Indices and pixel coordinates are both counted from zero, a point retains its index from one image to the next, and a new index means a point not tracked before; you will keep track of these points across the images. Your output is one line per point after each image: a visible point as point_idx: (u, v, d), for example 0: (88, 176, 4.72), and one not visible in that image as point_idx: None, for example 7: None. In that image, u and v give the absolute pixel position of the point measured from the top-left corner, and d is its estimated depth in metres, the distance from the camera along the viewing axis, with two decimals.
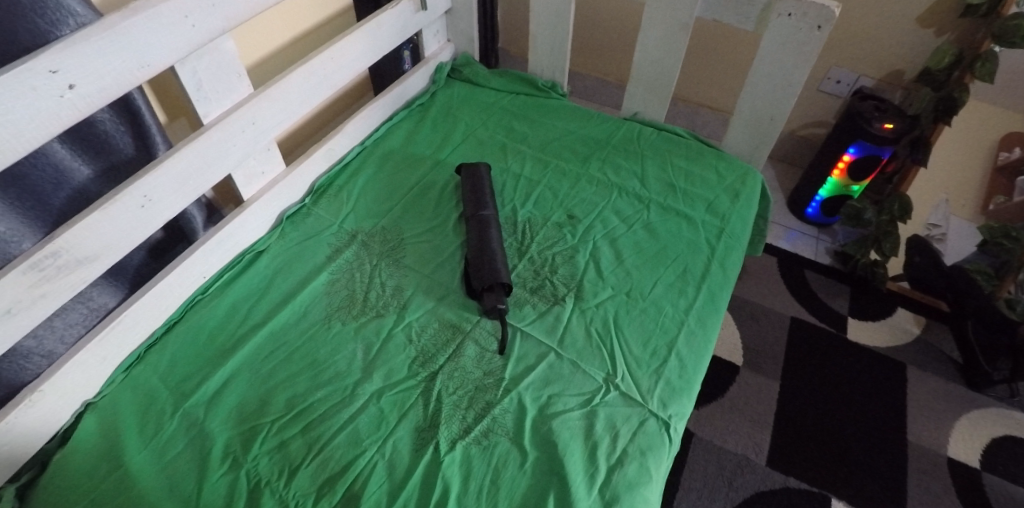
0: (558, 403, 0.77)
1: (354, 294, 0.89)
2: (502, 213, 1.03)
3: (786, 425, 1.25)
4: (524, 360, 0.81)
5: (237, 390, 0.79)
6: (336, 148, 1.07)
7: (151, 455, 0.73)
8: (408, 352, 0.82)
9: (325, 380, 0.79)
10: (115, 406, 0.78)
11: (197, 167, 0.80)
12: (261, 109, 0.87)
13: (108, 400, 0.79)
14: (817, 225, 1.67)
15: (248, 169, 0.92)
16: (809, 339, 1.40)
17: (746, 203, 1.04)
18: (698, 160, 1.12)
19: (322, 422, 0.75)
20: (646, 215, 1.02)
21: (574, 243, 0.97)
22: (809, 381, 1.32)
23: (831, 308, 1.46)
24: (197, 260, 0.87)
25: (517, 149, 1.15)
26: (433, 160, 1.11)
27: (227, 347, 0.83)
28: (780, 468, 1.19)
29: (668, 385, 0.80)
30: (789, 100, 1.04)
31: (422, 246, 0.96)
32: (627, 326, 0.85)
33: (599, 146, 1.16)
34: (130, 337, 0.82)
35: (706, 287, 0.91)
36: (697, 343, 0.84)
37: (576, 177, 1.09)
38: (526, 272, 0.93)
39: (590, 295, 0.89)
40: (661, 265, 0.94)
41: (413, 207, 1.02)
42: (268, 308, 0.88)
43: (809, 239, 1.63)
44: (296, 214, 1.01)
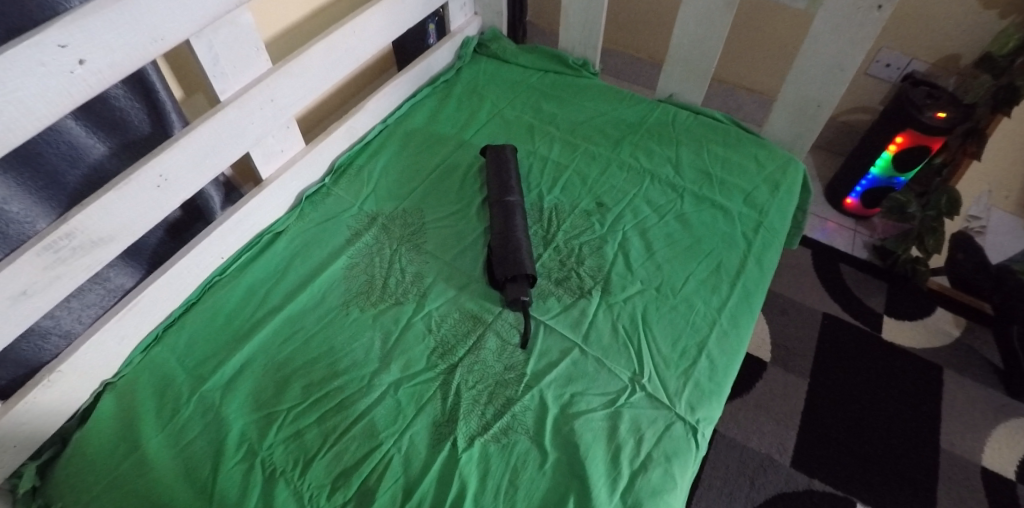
0: (580, 402, 0.74)
1: (373, 280, 0.86)
2: (528, 198, 0.98)
3: (813, 426, 1.21)
4: (547, 355, 0.78)
5: (253, 376, 0.77)
6: (357, 126, 1.03)
7: (167, 438, 0.73)
8: (427, 342, 0.79)
9: (341, 369, 0.77)
10: (134, 387, 0.78)
11: (213, 144, 0.77)
12: (279, 85, 0.83)
13: (127, 381, 0.79)
14: (856, 217, 1.59)
15: (266, 147, 0.88)
16: (841, 336, 1.34)
17: (786, 195, 0.99)
18: (736, 148, 1.05)
19: (338, 412, 0.74)
20: (679, 204, 0.97)
21: (603, 233, 0.93)
22: (839, 381, 1.27)
23: (865, 305, 1.40)
24: (215, 240, 0.86)
25: (545, 130, 1.10)
26: (457, 140, 1.07)
27: (245, 330, 0.82)
28: (804, 470, 1.16)
29: (697, 388, 0.76)
30: (840, 86, 0.97)
31: (444, 231, 0.93)
32: (656, 324, 0.81)
33: (631, 130, 1.10)
34: (148, 317, 0.81)
35: (740, 283, 0.86)
36: (729, 343, 0.80)
37: (607, 162, 1.04)
38: (551, 262, 0.89)
39: (618, 289, 0.85)
40: (694, 259, 0.89)
41: (435, 189, 0.99)
42: (286, 291, 0.86)
43: (846, 232, 1.56)
44: (315, 194, 0.98)
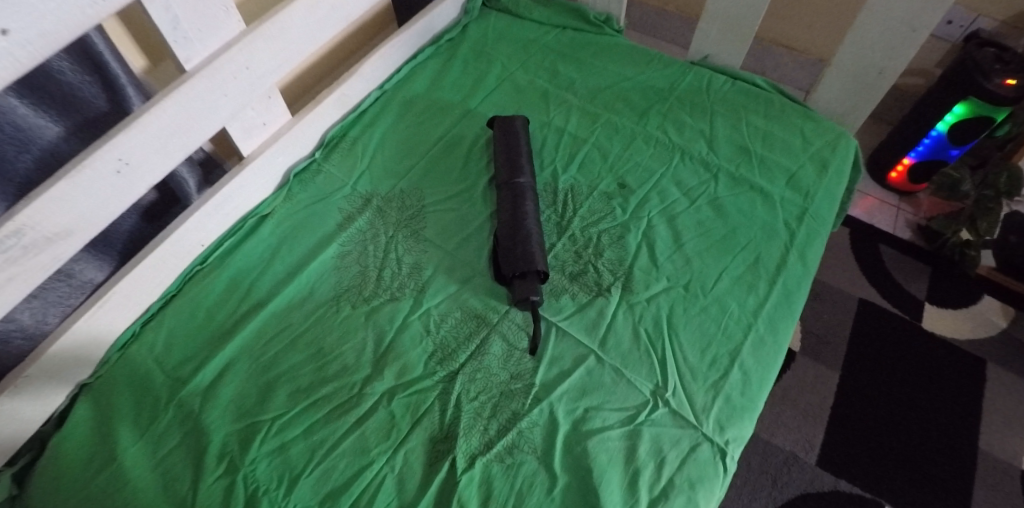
0: (595, 418, 0.66)
1: (367, 272, 0.78)
2: (540, 177, 0.88)
3: (842, 423, 1.13)
4: (558, 363, 0.70)
5: (236, 380, 0.70)
6: (349, 94, 0.92)
7: (145, 448, 0.67)
8: (425, 346, 0.71)
9: (331, 374, 0.70)
10: (110, 389, 0.71)
11: (181, 121, 0.68)
12: (256, 49, 0.72)
13: (103, 382, 0.72)
14: (900, 192, 1.45)
15: (245, 120, 0.78)
16: (878, 325, 1.24)
17: (835, 177, 0.87)
18: (779, 121, 0.93)
19: (328, 423, 0.67)
20: (713, 187, 0.86)
21: (625, 220, 0.82)
22: (873, 374, 1.18)
23: (906, 291, 1.29)
24: (192, 226, 0.77)
25: (561, 97, 0.98)
26: (461, 109, 0.96)
27: (227, 328, 0.75)
28: (831, 469, 1.08)
29: (727, 404, 0.67)
30: (909, 49, 0.84)
31: (445, 216, 0.83)
32: (683, 329, 0.72)
33: (659, 98, 0.97)
34: (122, 314, 0.74)
35: (780, 282, 0.76)
36: (765, 352, 0.71)
37: (631, 135, 0.92)
38: (566, 253, 0.79)
39: (641, 287, 0.75)
40: (728, 252, 0.78)
41: (437, 166, 0.89)
42: (271, 283, 0.78)
43: (888, 210, 1.43)
44: (304, 171, 0.88)
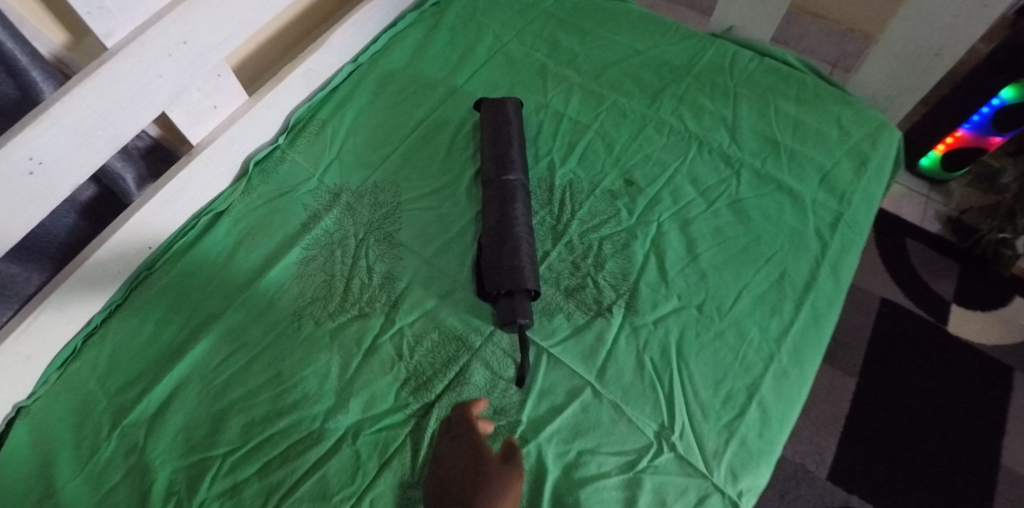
0: (590, 463, 0.57)
1: (333, 281, 0.68)
2: (535, 171, 0.77)
3: (857, 433, 1.04)
4: (549, 396, 0.61)
5: (185, 408, 0.62)
6: (318, 69, 0.81)
7: (84, 485, 0.59)
8: (397, 373, 0.62)
9: (289, 404, 0.61)
10: (50, 413, 0.63)
11: (106, 109, 0.57)
12: (194, 20, 0.61)
13: (42, 404, 0.64)
14: (930, 180, 1.30)
15: (190, 103, 0.67)
16: (900, 327, 1.14)
17: (876, 176, 0.75)
18: (813, 108, 0.81)
19: (285, 462, 0.58)
20: (734, 185, 0.74)
21: (631, 225, 0.72)
22: (892, 381, 1.09)
23: (932, 290, 1.19)
24: (133, 227, 0.67)
25: (561, 74, 0.86)
26: (446, 88, 0.84)
27: (176, 346, 0.65)
28: (842, 484, 1.00)
29: (742, 448, 0.58)
30: (977, 28, 0.75)
31: (423, 216, 0.72)
32: (695, 358, 0.62)
33: (675, 77, 0.85)
34: (58, 328, 0.65)
35: (809, 302, 0.66)
36: (788, 386, 0.61)
37: (641, 121, 0.81)
38: (561, 264, 0.69)
39: (648, 306, 0.66)
40: (749, 266, 0.68)
41: (416, 155, 0.78)
42: (226, 293, 0.68)
43: (915, 200, 1.29)
44: (266, 159, 0.77)
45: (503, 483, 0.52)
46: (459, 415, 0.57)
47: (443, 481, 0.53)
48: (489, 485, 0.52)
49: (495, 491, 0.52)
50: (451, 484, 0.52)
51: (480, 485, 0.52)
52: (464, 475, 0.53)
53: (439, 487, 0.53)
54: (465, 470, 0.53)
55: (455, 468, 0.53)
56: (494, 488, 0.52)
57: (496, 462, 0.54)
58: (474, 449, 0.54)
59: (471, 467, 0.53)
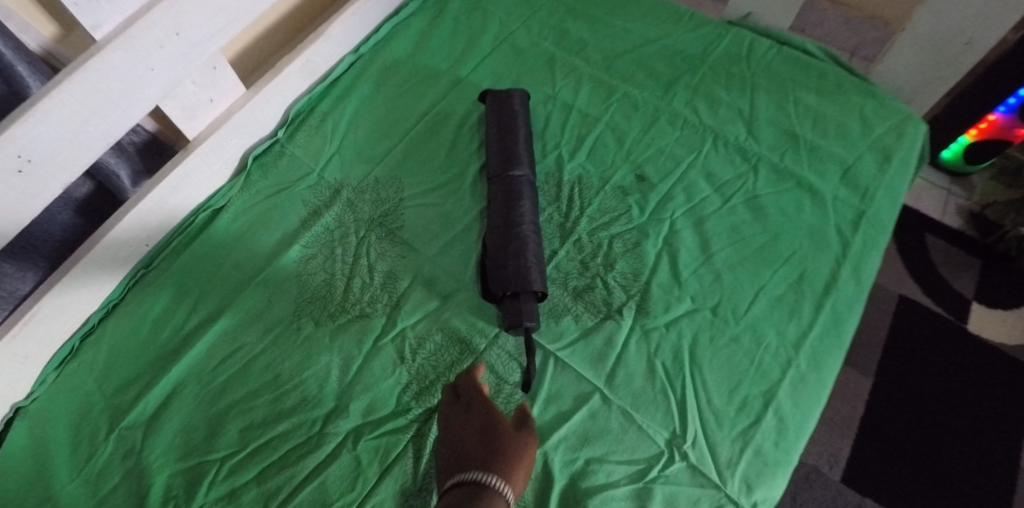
0: (598, 472, 0.55)
1: (333, 280, 0.66)
2: (542, 165, 0.74)
3: (871, 436, 0.99)
4: (556, 402, 0.59)
5: (183, 411, 0.60)
6: (317, 60, 0.78)
7: (82, 488, 0.57)
8: (398, 376, 0.60)
9: (288, 408, 0.59)
10: (48, 414, 0.61)
11: (95, 104, 0.55)
12: (185, 10, 0.58)
13: (40, 405, 0.62)
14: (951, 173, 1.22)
15: (185, 97, 0.65)
16: (920, 326, 1.08)
17: (900, 171, 0.72)
18: (833, 100, 0.77)
19: (284, 468, 0.57)
20: (751, 180, 0.71)
21: (642, 222, 0.69)
22: (910, 380, 1.03)
23: (952, 288, 1.11)
24: (130, 224, 0.65)
25: (570, 64, 0.82)
26: (450, 78, 0.81)
27: (173, 347, 0.64)
28: (856, 486, 0.95)
29: (757, 457, 0.55)
30: (1010, 16, 0.72)
31: (426, 213, 0.70)
32: (708, 363, 0.60)
33: (689, 66, 0.82)
34: (55, 328, 0.63)
35: (828, 305, 0.63)
36: (806, 393, 0.59)
37: (653, 113, 0.77)
38: (569, 263, 0.66)
39: (659, 308, 0.63)
40: (766, 266, 0.65)
41: (419, 149, 0.75)
42: (223, 293, 0.66)
43: (935, 193, 1.21)
44: (265, 154, 0.75)
45: (519, 446, 0.49)
46: (465, 385, 0.55)
47: (456, 448, 0.49)
48: (504, 445, 0.48)
49: (513, 453, 0.48)
50: (465, 447, 0.49)
51: (496, 445, 0.48)
52: (477, 437, 0.49)
53: (452, 455, 0.49)
54: (478, 435, 0.50)
55: (467, 433, 0.50)
56: (510, 449, 0.48)
57: (509, 426, 0.51)
58: (486, 413, 0.51)
59: (484, 430, 0.50)
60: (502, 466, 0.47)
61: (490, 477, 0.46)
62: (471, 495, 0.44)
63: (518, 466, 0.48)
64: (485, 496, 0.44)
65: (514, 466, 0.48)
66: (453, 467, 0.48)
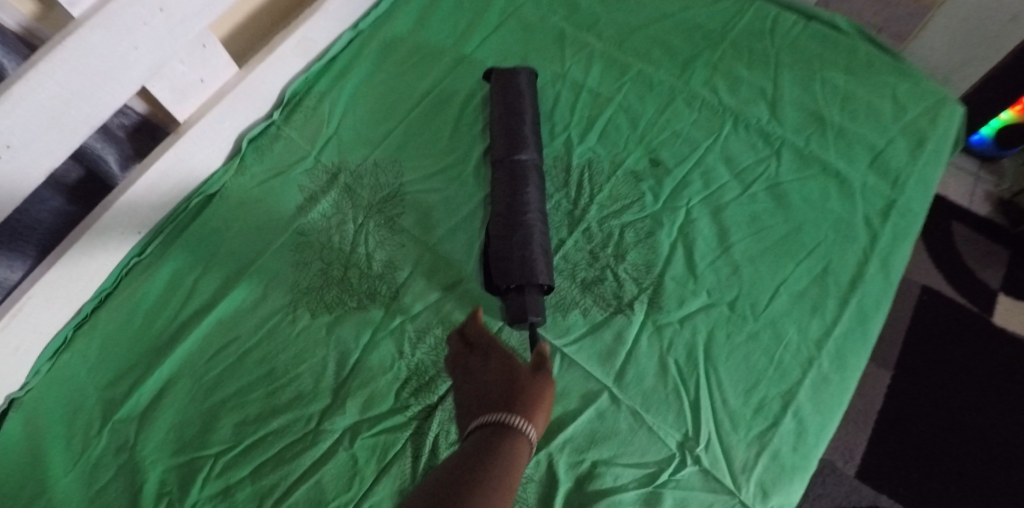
0: (605, 476, 0.52)
1: (329, 270, 0.63)
2: (549, 149, 0.70)
3: (891, 431, 0.91)
4: (562, 401, 0.56)
5: (176, 405, 0.58)
6: (314, 37, 0.74)
7: (76, 482, 0.55)
8: (397, 371, 0.58)
9: (283, 403, 0.57)
10: (41, 406, 0.59)
11: (77, 85, 0.52)
12: None
13: (34, 396, 0.60)
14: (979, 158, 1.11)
15: (173, 77, 0.62)
16: (951, 315, 0.99)
17: (934, 156, 0.67)
18: (863, 79, 0.72)
19: (278, 466, 0.54)
20: (773, 165, 0.67)
21: (656, 211, 0.65)
22: (936, 370, 0.95)
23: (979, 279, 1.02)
24: (120, 212, 0.62)
25: (581, 40, 0.78)
26: (454, 56, 0.77)
27: (167, 338, 0.62)
28: (872, 483, 0.88)
29: (774, 462, 0.52)
30: None
31: (426, 199, 0.67)
32: (724, 362, 0.56)
33: (708, 42, 0.77)
34: (48, 318, 0.61)
35: (854, 301, 0.59)
36: (828, 395, 0.55)
37: (669, 93, 0.73)
38: (578, 254, 0.63)
39: (673, 303, 0.59)
40: (788, 258, 0.61)
41: (420, 131, 0.71)
42: (217, 284, 0.64)
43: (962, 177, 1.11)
44: (261, 137, 0.72)
45: (540, 386, 0.45)
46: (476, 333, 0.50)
47: (473, 394, 0.45)
48: (522, 386, 0.44)
49: (534, 394, 0.44)
50: (484, 393, 0.44)
51: (515, 385, 0.44)
52: (494, 381, 0.45)
53: (469, 403, 0.45)
54: (496, 379, 0.46)
55: (483, 378, 0.46)
56: (530, 389, 0.44)
57: (527, 368, 0.46)
58: (501, 359, 0.47)
59: (500, 374, 0.45)
60: (523, 406, 0.42)
61: (512, 418, 0.41)
62: (492, 436, 0.40)
63: (540, 407, 0.43)
64: (509, 437, 0.40)
65: (537, 407, 0.43)
66: (471, 414, 0.44)
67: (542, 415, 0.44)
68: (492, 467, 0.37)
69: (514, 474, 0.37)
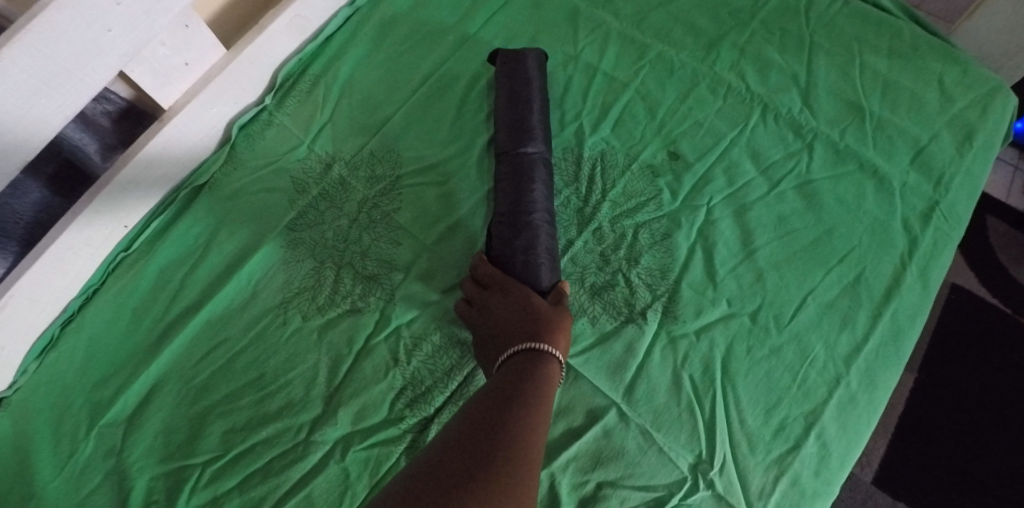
0: (611, 499, 0.49)
1: (322, 269, 0.59)
2: (559, 139, 0.65)
3: (917, 432, 0.81)
4: (567, 416, 0.52)
5: (164, 410, 0.55)
6: (308, 14, 0.69)
7: (65, 487, 0.52)
8: (392, 380, 0.54)
9: (274, 411, 0.54)
10: (30, 406, 0.56)
11: (46, 72, 0.48)
12: None
13: (22, 396, 0.57)
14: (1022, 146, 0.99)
15: (155, 61, 0.58)
16: (990, 311, 0.88)
17: (983, 153, 0.61)
18: (907, 64, 0.65)
19: (268, 477, 0.51)
20: (805, 160, 0.61)
21: (673, 210, 0.60)
22: (970, 368, 0.84)
23: (1013, 278, 0.90)
24: (103, 206, 0.59)
25: (596, 18, 0.72)
26: (458, 36, 0.72)
27: (156, 338, 0.58)
28: (891, 490, 0.78)
29: (793, 489, 0.48)
30: None
31: (425, 194, 0.63)
32: (743, 377, 0.52)
33: (736, 21, 0.70)
34: (32, 317, 0.58)
35: (888, 314, 0.54)
36: (855, 418, 0.51)
37: (692, 78, 0.67)
38: (587, 256, 0.58)
39: (690, 312, 0.55)
40: (818, 265, 0.56)
41: (421, 118, 0.67)
42: (206, 281, 0.61)
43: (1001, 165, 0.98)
44: (252, 123, 0.67)
45: (559, 316, 0.49)
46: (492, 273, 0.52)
47: (497, 328, 0.48)
48: (544, 318, 0.47)
49: (554, 323, 0.47)
50: (508, 326, 0.48)
51: (538, 318, 0.47)
52: (516, 316, 0.48)
53: (495, 337, 0.48)
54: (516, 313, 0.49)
55: (505, 314, 0.49)
56: (550, 319, 0.48)
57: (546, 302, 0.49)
58: (520, 296, 0.50)
59: (521, 309, 0.49)
60: (546, 335, 0.46)
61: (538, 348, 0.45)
62: (525, 366, 0.44)
63: (560, 332, 0.47)
64: (538, 363, 0.44)
65: (557, 333, 0.47)
66: (499, 347, 0.47)
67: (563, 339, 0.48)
68: (529, 391, 0.41)
69: (548, 393, 0.43)
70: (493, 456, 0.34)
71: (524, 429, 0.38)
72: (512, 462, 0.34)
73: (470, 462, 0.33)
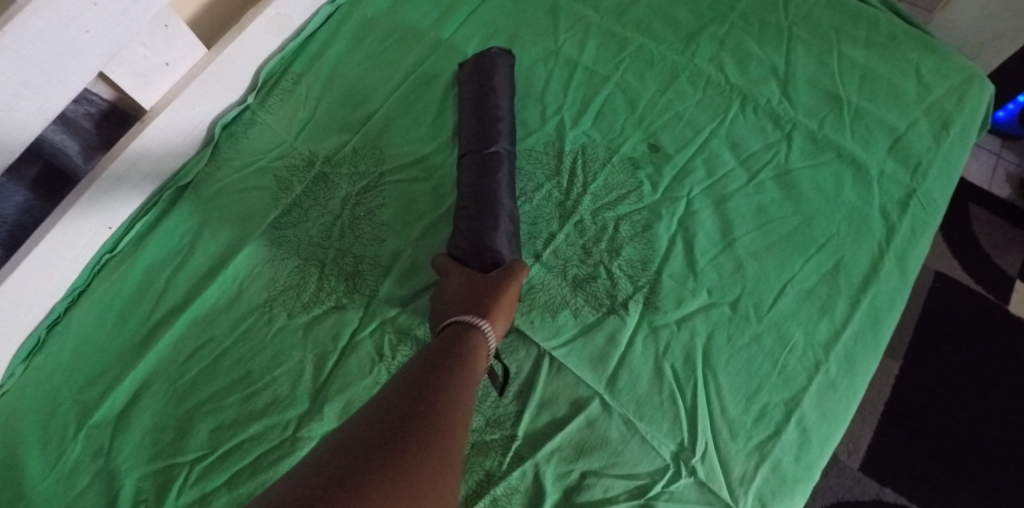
0: (594, 488, 0.49)
1: (307, 267, 0.60)
2: (540, 133, 0.65)
3: (902, 418, 0.82)
4: (550, 407, 0.53)
5: (151, 410, 0.55)
6: (290, 13, 0.70)
7: (54, 488, 0.52)
8: (377, 376, 0.55)
9: (260, 408, 0.55)
10: (18, 408, 0.57)
11: (25, 75, 0.48)
12: None
13: (10, 399, 0.57)
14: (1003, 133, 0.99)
15: (135, 61, 0.58)
16: (973, 297, 0.89)
17: (959, 140, 0.61)
18: (884, 54, 0.66)
19: (256, 474, 0.52)
20: (784, 150, 0.62)
21: (654, 202, 0.60)
22: (954, 354, 0.85)
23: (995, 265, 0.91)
24: (86, 209, 0.59)
25: (576, 12, 0.72)
26: (440, 32, 0.72)
27: (142, 338, 0.59)
28: (877, 475, 0.79)
29: (774, 474, 0.49)
30: None
31: (407, 190, 0.63)
32: (724, 366, 0.53)
33: (715, 13, 0.71)
34: (18, 320, 0.58)
35: (866, 301, 0.54)
36: (834, 403, 0.51)
37: (672, 71, 0.67)
38: (568, 249, 0.59)
39: (671, 303, 0.56)
40: (797, 254, 0.57)
41: (403, 115, 0.67)
42: (191, 281, 0.61)
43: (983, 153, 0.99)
44: (235, 123, 0.68)
45: (500, 283, 0.50)
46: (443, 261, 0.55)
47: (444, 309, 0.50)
48: (484, 292, 0.49)
49: (495, 291, 0.49)
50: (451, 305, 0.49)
51: (479, 293, 0.49)
52: (459, 297, 0.50)
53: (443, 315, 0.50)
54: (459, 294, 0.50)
55: (450, 297, 0.51)
56: (489, 291, 0.49)
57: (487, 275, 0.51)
58: (464, 279, 0.51)
59: (465, 289, 0.50)
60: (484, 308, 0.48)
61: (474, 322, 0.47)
62: (459, 337, 0.45)
63: (500, 302, 0.49)
64: (469, 336, 0.46)
65: (496, 303, 0.49)
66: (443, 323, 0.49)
67: (506, 307, 0.50)
68: (459, 362, 0.42)
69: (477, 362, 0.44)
70: (416, 423, 0.35)
71: (453, 395, 0.39)
72: (432, 436, 0.34)
73: (390, 438, 0.33)
